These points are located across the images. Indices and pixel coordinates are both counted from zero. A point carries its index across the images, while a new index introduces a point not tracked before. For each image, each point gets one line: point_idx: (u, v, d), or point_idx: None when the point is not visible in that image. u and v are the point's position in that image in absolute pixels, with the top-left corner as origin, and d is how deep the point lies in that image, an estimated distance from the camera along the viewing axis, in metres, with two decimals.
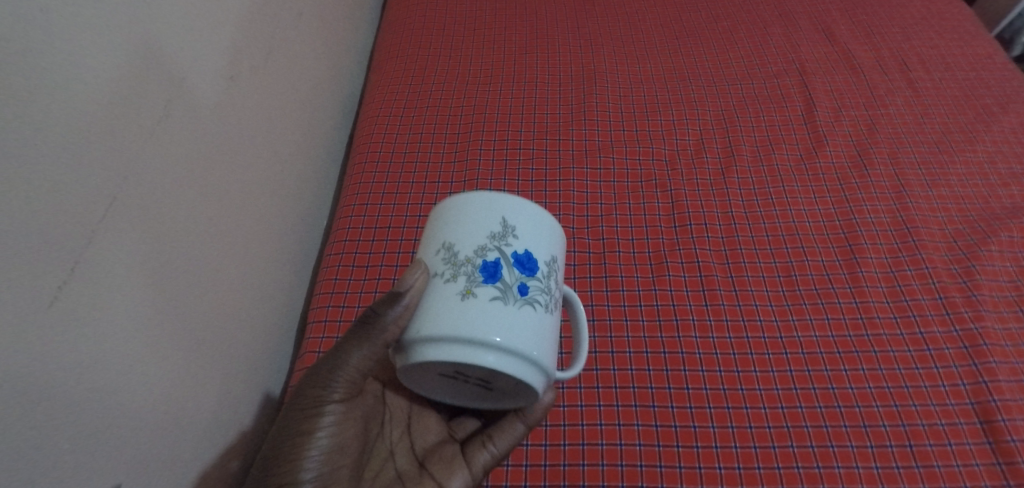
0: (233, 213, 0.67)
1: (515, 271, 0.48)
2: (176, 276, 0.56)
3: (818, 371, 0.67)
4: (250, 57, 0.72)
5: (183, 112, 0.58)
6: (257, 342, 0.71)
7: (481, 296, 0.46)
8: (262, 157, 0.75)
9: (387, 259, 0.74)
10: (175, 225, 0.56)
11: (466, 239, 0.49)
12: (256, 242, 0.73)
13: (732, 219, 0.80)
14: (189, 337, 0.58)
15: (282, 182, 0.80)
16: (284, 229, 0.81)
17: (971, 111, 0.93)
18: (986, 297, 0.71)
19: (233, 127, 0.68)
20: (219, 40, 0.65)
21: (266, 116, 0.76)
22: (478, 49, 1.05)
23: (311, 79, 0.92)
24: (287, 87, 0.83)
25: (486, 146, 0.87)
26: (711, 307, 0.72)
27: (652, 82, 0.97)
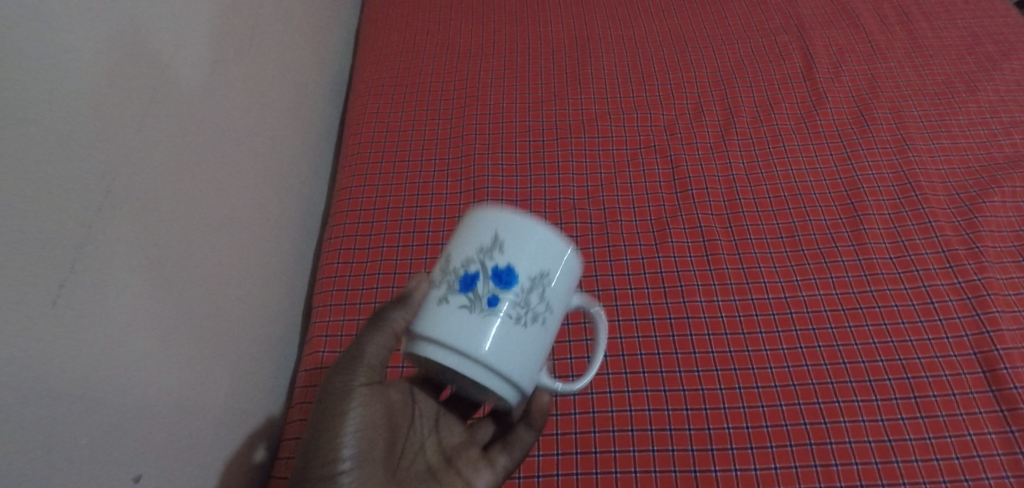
0: (229, 202, 0.68)
1: (495, 285, 0.45)
2: (175, 266, 0.56)
3: (823, 330, 0.66)
4: (234, 43, 0.71)
5: (169, 102, 0.58)
6: (260, 329, 0.72)
7: (451, 303, 0.46)
8: (253, 145, 0.75)
9: (387, 240, 0.75)
10: (170, 215, 0.57)
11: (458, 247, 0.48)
12: (255, 230, 0.73)
13: (733, 183, 0.79)
14: (194, 325, 0.59)
15: (275, 169, 0.80)
16: (281, 216, 0.81)
17: (973, 59, 0.91)
18: (989, 249, 0.71)
19: (222, 116, 0.68)
20: (203, 28, 0.65)
21: (254, 103, 0.76)
22: (468, 20, 1.03)
23: (298, 63, 0.91)
24: (274, 72, 0.82)
25: (481, 120, 0.87)
26: (715, 271, 0.71)
27: (646, 47, 0.96)
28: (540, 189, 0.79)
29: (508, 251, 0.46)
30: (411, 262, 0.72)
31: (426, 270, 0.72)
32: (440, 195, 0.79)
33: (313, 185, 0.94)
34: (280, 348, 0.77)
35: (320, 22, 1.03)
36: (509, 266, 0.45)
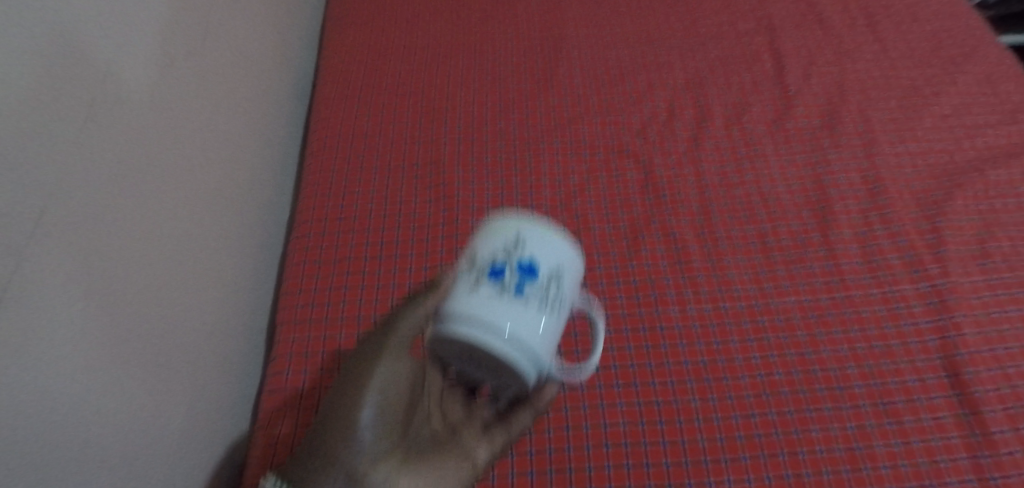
0: (183, 213, 0.64)
1: (522, 274, 0.42)
2: (119, 283, 0.52)
3: (794, 337, 0.66)
4: (184, 42, 0.67)
5: (110, 104, 0.53)
6: (216, 345, 0.68)
7: (479, 291, 0.41)
8: (206, 151, 0.71)
9: (354, 251, 0.72)
10: (112, 228, 0.52)
11: (481, 244, 0.45)
12: (210, 241, 0.69)
13: (706, 189, 0.79)
14: (144, 346, 0.55)
15: (232, 174, 0.76)
16: (239, 224, 0.77)
17: (937, 63, 0.92)
18: (953, 252, 0.71)
19: (172, 120, 0.64)
20: (152, 28, 0.61)
21: (207, 105, 0.71)
22: (437, 18, 1.01)
23: (256, 63, 0.87)
24: (228, 72, 0.78)
25: (450, 125, 0.85)
26: (688, 279, 0.71)
27: (619, 49, 0.94)
28: (512, 195, 0.77)
29: (533, 247, 0.43)
30: (379, 274, 0.70)
31: (396, 282, 0.70)
32: (409, 204, 0.77)
33: (274, 191, 0.90)
34: (241, 364, 0.73)
35: (280, 19, 0.99)
36: (538, 262, 0.42)
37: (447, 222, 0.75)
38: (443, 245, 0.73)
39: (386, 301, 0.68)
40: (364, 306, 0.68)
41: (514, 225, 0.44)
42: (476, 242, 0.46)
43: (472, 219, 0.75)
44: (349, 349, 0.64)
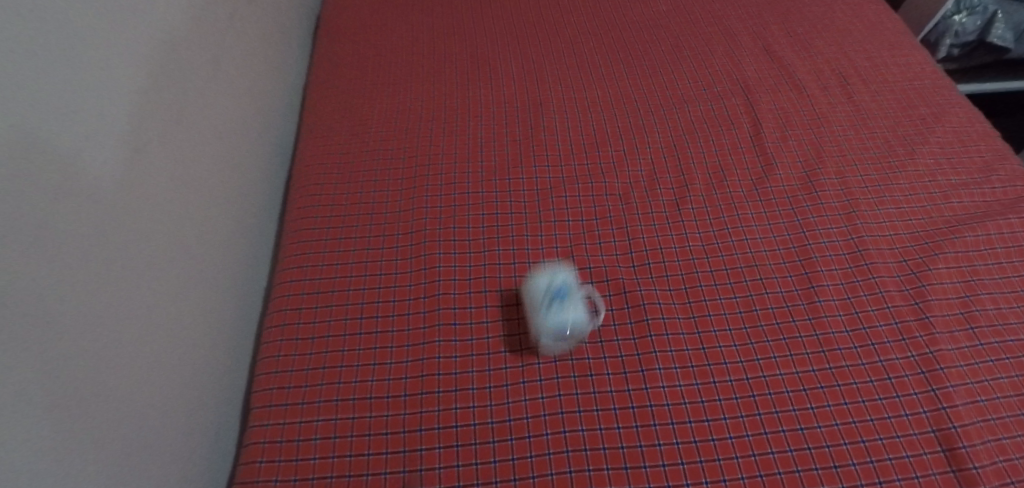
0: (125, 306, 0.63)
1: (569, 294, 0.71)
2: (39, 394, 0.51)
3: (786, 412, 0.65)
4: (141, 131, 0.67)
5: (40, 210, 0.52)
6: (155, 437, 0.67)
7: (558, 315, 0.69)
8: (159, 237, 0.70)
9: (333, 329, 0.73)
10: (36, 339, 0.51)
11: (540, 292, 0.71)
12: (157, 328, 0.69)
13: (690, 255, 0.78)
14: (62, 454, 0.53)
15: (188, 257, 0.76)
16: (192, 307, 0.76)
17: (909, 123, 0.94)
18: (938, 317, 0.71)
19: (118, 214, 0.63)
20: (103, 124, 0.60)
21: (163, 191, 0.71)
22: (419, 81, 1.01)
23: (226, 139, 0.87)
24: (192, 155, 0.78)
25: (432, 193, 0.85)
26: (676, 352, 0.70)
27: (600, 112, 0.95)
28: (494, 267, 0.77)
29: (560, 276, 0.73)
30: (358, 353, 0.71)
31: (376, 362, 0.70)
32: (390, 277, 0.77)
33: (241, 265, 0.90)
34: (182, 451, 0.72)
35: (261, 87, 0.99)
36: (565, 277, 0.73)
37: (429, 294, 0.75)
38: (424, 319, 0.73)
39: (366, 382, 0.68)
40: (342, 388, 0.68)
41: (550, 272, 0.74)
42: (538, 293, 0.71)
43: (455, 291, 0.75)
44: (326, 434, 0.65)
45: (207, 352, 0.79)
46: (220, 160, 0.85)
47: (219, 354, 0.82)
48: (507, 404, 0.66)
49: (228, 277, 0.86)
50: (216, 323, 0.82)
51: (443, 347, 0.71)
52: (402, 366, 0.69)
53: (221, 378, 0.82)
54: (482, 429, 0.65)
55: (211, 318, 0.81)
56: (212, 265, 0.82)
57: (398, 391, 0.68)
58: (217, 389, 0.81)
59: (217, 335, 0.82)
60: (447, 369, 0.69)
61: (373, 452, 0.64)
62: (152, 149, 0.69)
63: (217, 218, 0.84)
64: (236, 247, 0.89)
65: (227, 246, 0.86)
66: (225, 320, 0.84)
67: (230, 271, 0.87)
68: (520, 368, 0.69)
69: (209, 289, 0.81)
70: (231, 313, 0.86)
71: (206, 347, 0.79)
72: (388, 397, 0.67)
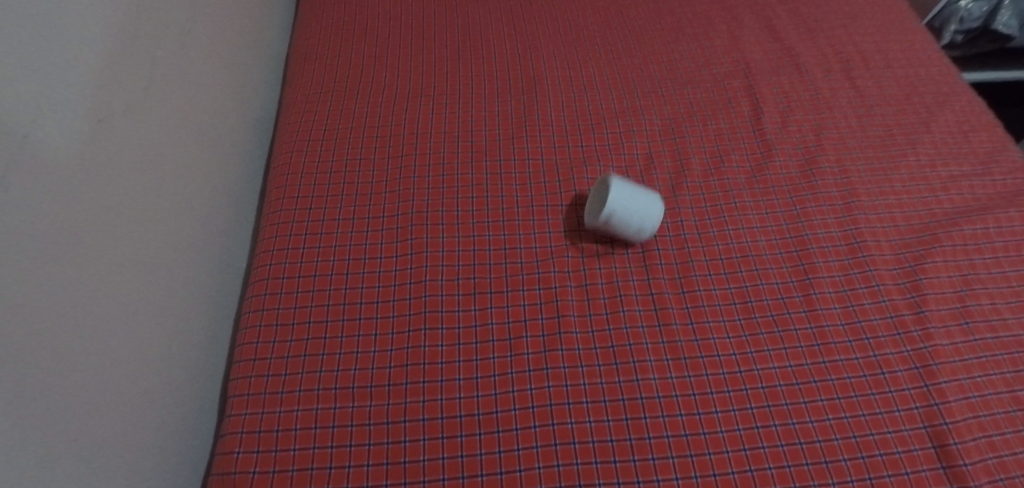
0: (84, 289, 0.60)
1: None
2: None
3: (779, 406, 0.64)
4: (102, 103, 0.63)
5: None
6: (120, 425, 0.64)
7: None
8: (122, 216, 0.67)
9: (315, 314, 0.70)
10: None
11: None
12: (122, 313, 0.66)
13: (685, 243, 0.76)
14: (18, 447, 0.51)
15: (158, 237, 0.72)
16: (163, 289, 0.73)
17: (911, 111, 0.91)
18: (934, 312, 0.70)
19: (74, 192, 0.59)
20: (57, 97, 0.56)
21: (126, 167, 0.67)
22: (407, 55, 0.97)
23: (202, 112, 0.83)
24: (160, 129, 0.74)
25: (420, 173, 0.82)
26: (668, 344, 0.68)
27: (596, 90, 0.92)
28: (483, 252, 0.75)
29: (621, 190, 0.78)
30: (341, 340, 0.68)
31: (359, 349, 0.68)
32: (375, 261, 0.74)
33: (220, 245, 0.86)
34: (152, 438, 0.70)
35: (241, 55, 0.94)
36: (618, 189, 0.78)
37: (416, 280, 0.72)
38: (410, 306, 0.70)
39: (348, 371, 0.66)
40: (323, 377, 0.66)
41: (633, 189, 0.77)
42: None
43: (442, 277, 0.73)
44: (305, 424, 0.63)
45: (182, 331, 0.76)
46: (194, 132, 0.81)
47: (196, 334, 0.79)
48: (494, 395, 0.64)
49: (204, 255, 0.82)
50: (191, 302, 0.79)
51: (429, 334, 0.68)
52: (386, 354, 0.67)
53: (197, 359, 0.79)
54: (468, 420, 0.63)
55: (186, 297, 0.78)
56: (186, 242, 0.78)
57: (382, 380, 0.65)
58: (192, 371, 0.78)
59: (193, 315, 0.79)
60: (432, 358, 0.67)
61: (354, 443, 0.62)
62: (116, 119, 0.65)
63: (193, 192, 0.80)
64: (213, 224, 0.85)
65: (203, 222, 0.82)
66: (201, 299, 0.81)
67: (208, 248, 0.83)
68: (508, 357, 0.67)
69: (183, 267, 0.77)
70: (208, 293, 0.83)
71: (180, 327, 0.76)
72: (371, 386, 0.65)
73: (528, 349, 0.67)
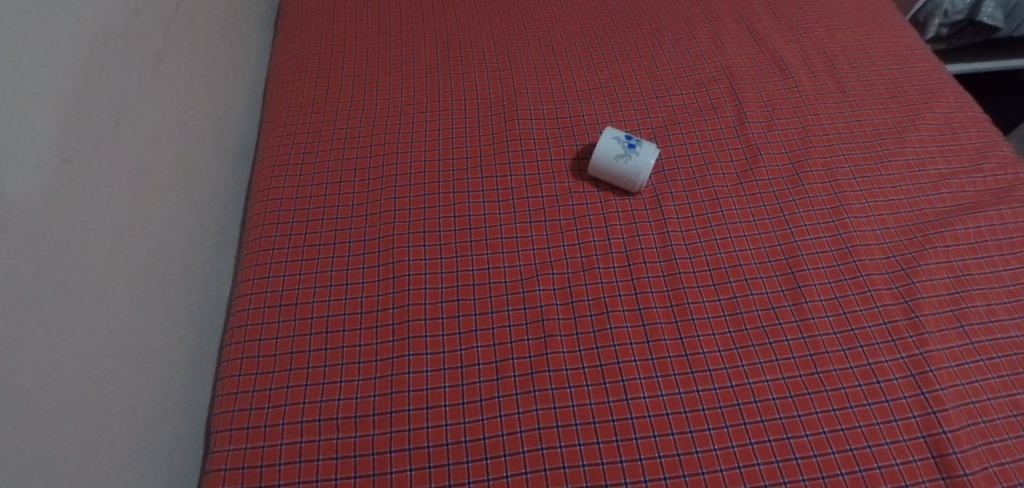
0: (60, 334, 0.59)
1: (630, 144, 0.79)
2: None
3: (773, 421, 0.62)
4: (70, 142, 0.62)
5: None
6: (102, 470, 0.63)
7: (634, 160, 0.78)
8: (98, 256, 0.65)
9: (297, 344, 0.69)
10: None
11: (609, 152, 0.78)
12: (100, 355, 0.64)
13: (673, 254, 0.75)
14: None
15: (138, 275, 0.71)
16: (144, 327, 0.72)
17: (897, 108, 0.90)
18: (928, 317, 0.68)
19: (47, 238, 0.59)
20: (22, 142, 0.55)
21: (99, 205, 0.66)
22: (385, 72, 0.96)
23: (179, 143, 0.82)
24: (136, 164, 0.73)
25: (400, 193, 0.81)
26: (657, 360, 0.66)
27: (577, 101, 0.91)
28: (466, 272, 0.74)
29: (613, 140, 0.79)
30: (324, 370, 0.67)
31: (342, 378, 0.67)
32: (357, 286, 0.73)
33: (202, 276, 0.85)
34: (137, 480, 0.68)
35: (217, 80, 0.93)
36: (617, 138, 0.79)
37: (398, 305, 0.71)
38: (393, 332, 0.69)
39: (331, 402, 0.65)
40: (307, 408, 0.65)
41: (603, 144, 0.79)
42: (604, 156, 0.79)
43: (425, 301, 0.71)
44: (289, 459, 0.62)
45: (165, 365, 0.75)
46: (171, 162, 0.80)
47: (180, 367, 0.78)
48: (480, 421, 0.63)
49: (186, 286, 0.81)
50: (175, 335, 0.78)
51: (413, 361, 0.67)
52: (370, 382, 0.66)
53: (181, 393, 0.78)
54: (454, 448, 0.61)
55: (168, 331, 0.76)
56: (166, 274, 0.77)
57: (367, 410, 0.64)
58: (178, 405, 0.77)
59: (177, 348, 0.78)
60: (417, 385, 0.66)
61: (339, 476, 0.61)
62: (86, 157, 0.64)
63: (172, 223, 0.79)
64: (194, 253, 0.84)
65: (183, 253, 0.81)
66: (185, 331, 0.80)
67: (190, 279, 0.82)
68: (495, 380, 0.66)
69: (164, 300, 0.76)
70: (191, 324, 0.81)
71: (163, 361, 0.75)
72: (356, 417, 0.64)
73: (515, 372, 0.66)
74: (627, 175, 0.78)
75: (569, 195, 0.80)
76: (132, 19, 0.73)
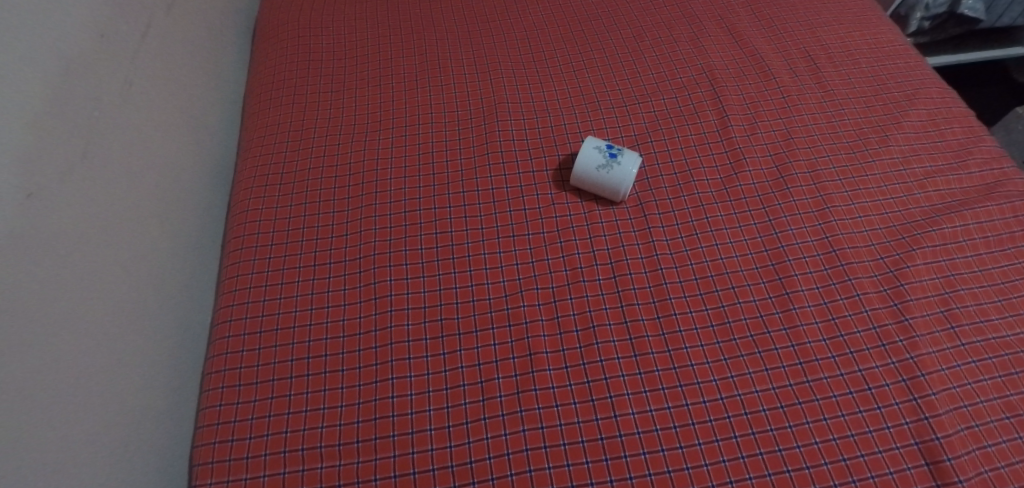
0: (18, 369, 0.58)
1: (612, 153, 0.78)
2: None
3: (764, 433, 0.61)
4: (32, 172, 0.60)
5: None
6: None
7: (616, 169, 0.76)
8: (61, 286, 0.64)
9: (278, 371, 0.68)
10: None
11: (591, 162, 0.77)
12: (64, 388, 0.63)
13: (658, 264, 0.73)
14: None
15: (109, 304, 0.70)
16: (117, 357, 0.70)
17: (881, 106, 0.89)
18: (918, 319, 0.67)
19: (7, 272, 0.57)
20: None
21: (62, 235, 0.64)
22: (363, 87, 0.94)
23: (153, 166, 0.80)
24: (105, 190, 0.71)
25: (381, 211, 0.80)
26: (646, 375, 0.65)
27: (558, 110, 0.89)
28: (450, 290, 0.72)
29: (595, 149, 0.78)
30: (306, 397, 0.66)
31: (325, 405, 0.65)
32: (338, 309, 0.72)
33: (181, 301, 0.83)
34: None
35: (192, 101, 0.91)
36: (599, 148, 0.78)
37: (381, 327, 0.70)
38: (376, 356, 0.68)
39: (314, 430, 0.63)
40: (289, 437, 0.63)
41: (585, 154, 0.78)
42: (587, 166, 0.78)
43: (408, 323, 0.70)
44: None
45: (144, 396, 0.74)
46: (143, 189, 0.78)
47: (160, 397, 0.76)
48: (467, 445, 0.61)
49: (166, 313, 0.80)
50: (152, 364, 0.76)
51: (396, 384, 0.66)
52: (353, 409, 0.64)
53: (160, 424, 0.76)
54: (441, 474, 0.60)
55: (145, 361, 0.75)
56: (143, 303, 0.76)
57: (351, 437, 0.63)
58: (157, 436, 0.76)
59: (159, 376, 0.76)
60: (401, 409, 0.64)
61: None
62: (52, 192, 0.63)
63: (146, 251, 0.78)
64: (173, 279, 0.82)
65: (162, 280, 0.80)
66: (165, 359, 0.78)
67: (170, 305, 0.81)
68: (481, 402, 0.64)
69: (142, 330, 0.75)
70: (169, 352, 0.79)
71: (141, 392, 0.74)
72: (339, 444, 0.62)
73: (501, 392, 0.65)
74: (609, 185, 0.77)
75: (552, 207, 0.79)
76: (98, 47, 0.72)
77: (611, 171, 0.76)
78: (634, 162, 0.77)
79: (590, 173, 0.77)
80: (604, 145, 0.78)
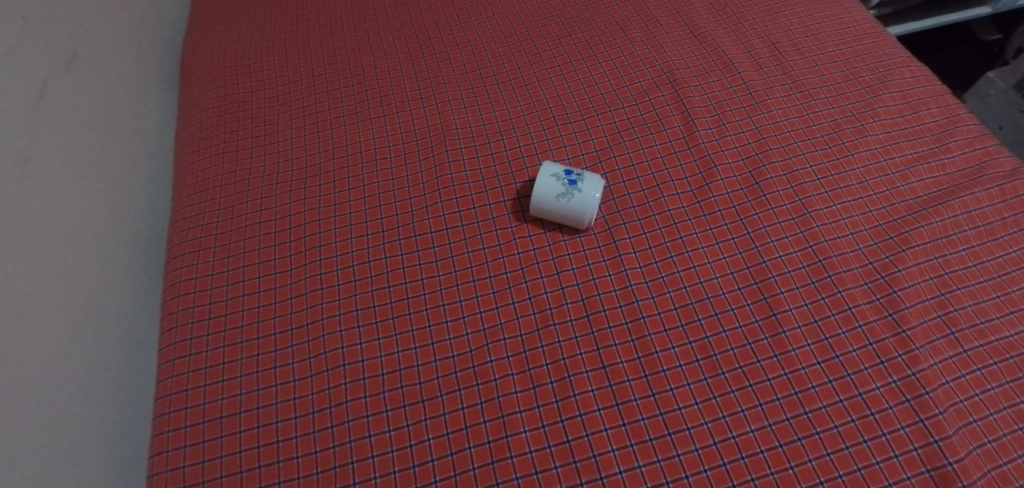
0: None
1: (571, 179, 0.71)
2: None
3: (765, 478, 0.55)
4: None
5: None
6: None
7: (578, 194, 0.70)
8: None
9: (225, 465, 0.60)
10: None
11: (550, 190, 0.71)
12: None
13: (633, 295, 0.67)
14: None
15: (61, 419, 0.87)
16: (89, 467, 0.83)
17: (853, 93, 0.84)
18: (916, 329, 0.62)
19: None
20: None
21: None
22: (299, 127, 0.87)
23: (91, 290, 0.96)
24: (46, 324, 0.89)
25: (326, 268, 0.72)
26: (631, 426, 0.59)
27: (511, 131, 0.83)
28: (410, 352, 0.65)
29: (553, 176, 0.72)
30: None
31: None
32: (288, 386, 0.64)
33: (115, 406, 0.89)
34: None
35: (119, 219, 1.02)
36: (556, 173, 0.72)
37: (336, 403, 0.63)
38: (333, 437, 0.61)
39: None
40: None
41: (542, 183, 0.71)
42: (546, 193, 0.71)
43: (366, 394, 0.63)
44: None
45: None
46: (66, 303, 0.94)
47: None
48: None
49: None
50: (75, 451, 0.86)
51: (358, 468, 0.59)
52: None
53: None
54: None
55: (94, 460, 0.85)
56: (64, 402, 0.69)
57: None
58: None
59: None
60: None
61: None
62: None
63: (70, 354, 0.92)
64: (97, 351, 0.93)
65: None
66: None
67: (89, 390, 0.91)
68: (452, 477, 0.57)
69: None
70: None
71: None
72: None
73: (474, 464, 0.58)
74: (573, 214, 0.71)
75: (516, 241, 0.73)
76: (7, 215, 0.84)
77: (573, 197, 0.70)
78: (597, 184, 0.71)
79: (551, 202, 0.71)
80: (562, 170, 0.72)
